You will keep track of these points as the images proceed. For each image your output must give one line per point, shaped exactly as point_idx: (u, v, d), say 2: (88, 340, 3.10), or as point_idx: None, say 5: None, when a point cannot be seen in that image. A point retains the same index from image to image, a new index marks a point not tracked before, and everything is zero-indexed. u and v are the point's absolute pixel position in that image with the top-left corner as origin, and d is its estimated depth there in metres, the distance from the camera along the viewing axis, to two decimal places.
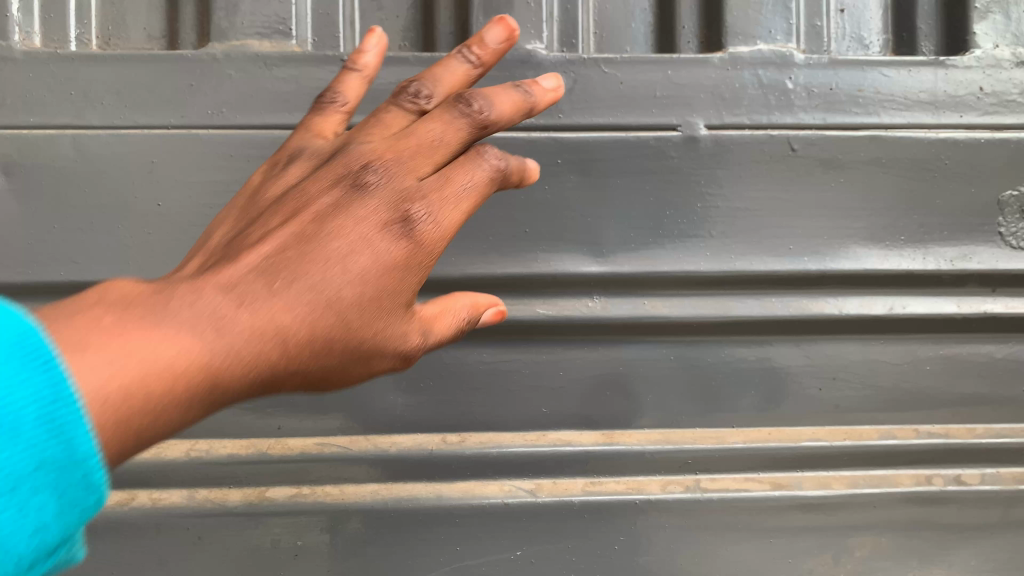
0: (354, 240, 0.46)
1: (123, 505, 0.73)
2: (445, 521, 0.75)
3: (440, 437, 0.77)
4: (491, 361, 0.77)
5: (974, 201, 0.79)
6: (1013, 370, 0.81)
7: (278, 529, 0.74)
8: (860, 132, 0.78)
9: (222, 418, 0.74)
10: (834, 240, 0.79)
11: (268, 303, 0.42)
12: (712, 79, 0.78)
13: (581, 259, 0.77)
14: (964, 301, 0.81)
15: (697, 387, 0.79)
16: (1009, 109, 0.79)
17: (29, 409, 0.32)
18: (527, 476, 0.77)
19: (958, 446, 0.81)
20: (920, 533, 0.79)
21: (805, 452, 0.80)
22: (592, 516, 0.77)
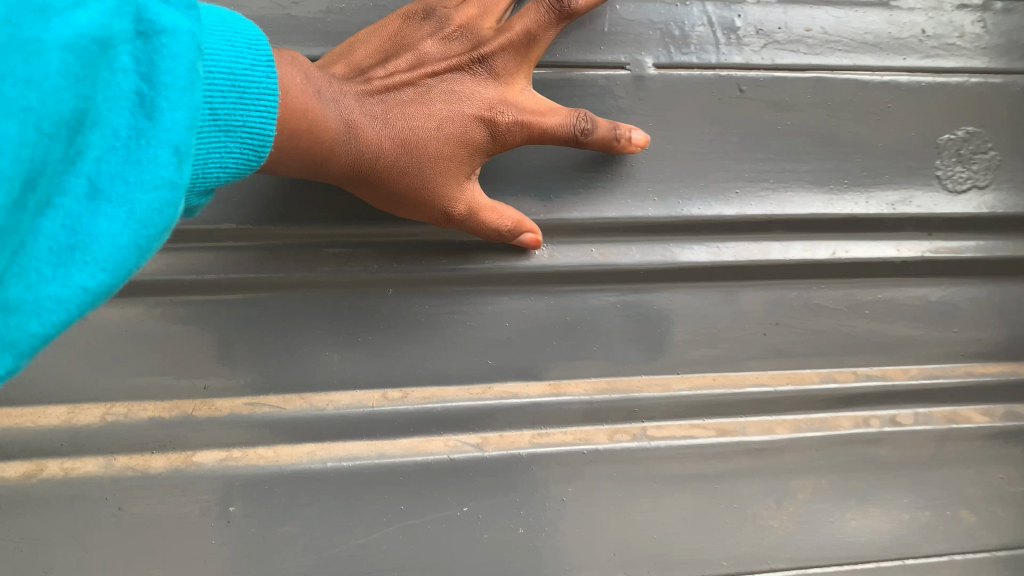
0: (455, 116, 0.61)
1: (32, 477, 0.66)
2: (387, 479, 0.71)
3: (379, 393, 0.72)
4: (433, 312, 0.73)
5: (915, 143, 0.80)
6: (945, 313, 0.83)
7: (207, 496, 0.68)
8: (806, 74, 0.77)
9: (142, 377, 0.69)
10: (779, 184, 0.78)
11: (382, 128, 0.60)
12: (661, 16, 0.75)
13: (527, 204, 0.74)
14: (902, 245, 0.82)
15: (643, 335, 0.77)
16: (948, 52, 0.79)
17: (268, 93, 0.49)
18: (473, 431, 0.74)
19: (894, 388, 0.82)
20: (857, 474, 0.81)
21: (749, 397, 0.80)
22: (541, 469, 0.74)
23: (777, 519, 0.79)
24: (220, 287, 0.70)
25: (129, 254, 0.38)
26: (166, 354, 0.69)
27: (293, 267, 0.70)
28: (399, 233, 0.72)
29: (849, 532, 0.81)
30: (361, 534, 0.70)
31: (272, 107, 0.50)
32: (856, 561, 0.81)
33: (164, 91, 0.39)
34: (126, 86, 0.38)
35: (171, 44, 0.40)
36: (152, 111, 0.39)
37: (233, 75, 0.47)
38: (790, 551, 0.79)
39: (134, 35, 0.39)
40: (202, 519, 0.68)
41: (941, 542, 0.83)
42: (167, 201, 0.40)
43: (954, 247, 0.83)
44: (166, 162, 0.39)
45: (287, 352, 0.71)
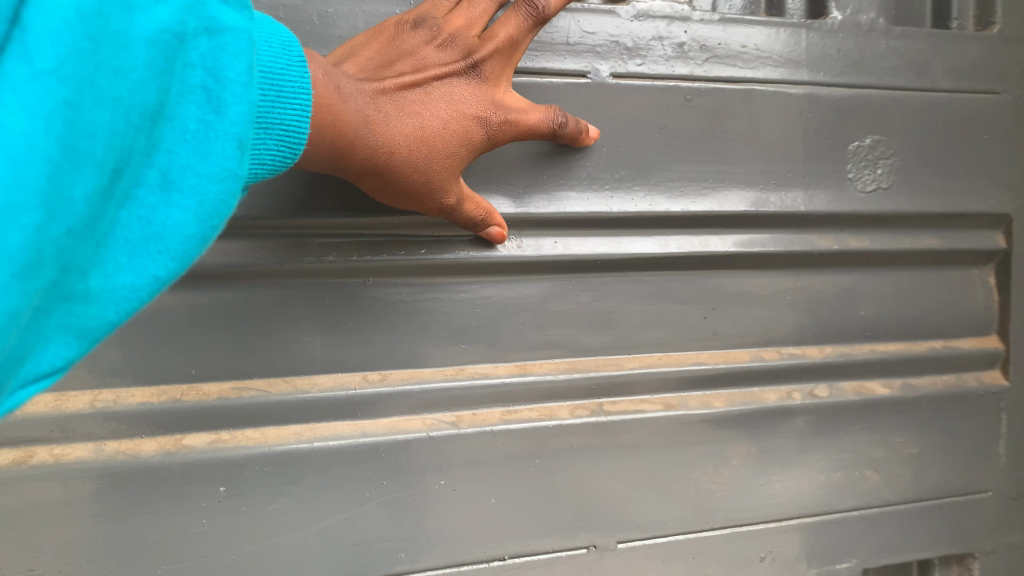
0: (457, 115, 0.67)
1: (21, 464, 0.67)
2: (371, 456, 0.75)
3: (360, 376, 0.77)
4: (411, 299, 0.78)
5: (829, 149, 0.91)
6: (851, 298, 0.95)
7: (198, 477, 0.70)
8: (741, 86, 0.87)
9: (130, 363, 0.70)
10: (719, 183, 0.87)
11: (396, 124, 0.64)
12: (618, 29, 0.82)
13: (499, 199, 0.80)
14: (819, 238, 0.93)
15: (600, 320, 0.85)
16: (855, 71, 0.92)
17: (301, 94, 0.53)
18: (448, 410, 0.79)
19: (813, 364, 0.93)
20: (781, 440, 0.92)
21: (691, 374, 0.88)
22: (512, 443, 0.80)
23: (716, 482, 0.89)
24: (207, 276, 0.72)
25: (195, 244, 0.39)
26: (154, 342, 0.71)
27: (279, 256, 0.73)
28: (381, 224, 0.76)
29: (774, 491, 0.92)
30: (346, 509, 0.74)
31: (306, 106, 0.53)
32: (778, 517, 0.92)
33: (228, 88, 0.41)
34: (193, 82, 0.39)
35: (232, 43, 0.41)
36: (218, 106, 0.40)
37: (273, 75, 0.51)
38: (725, 510, 0.90)
39: (201, 33, 0.40)
40: (193, 499, 0.70)
41: (847, 497, 0.95)
42: (231, 193, 0.41)
43: (861, 241, 0.95)
44: (232, 155, 0.40)
45: (272, 337, 0.74)
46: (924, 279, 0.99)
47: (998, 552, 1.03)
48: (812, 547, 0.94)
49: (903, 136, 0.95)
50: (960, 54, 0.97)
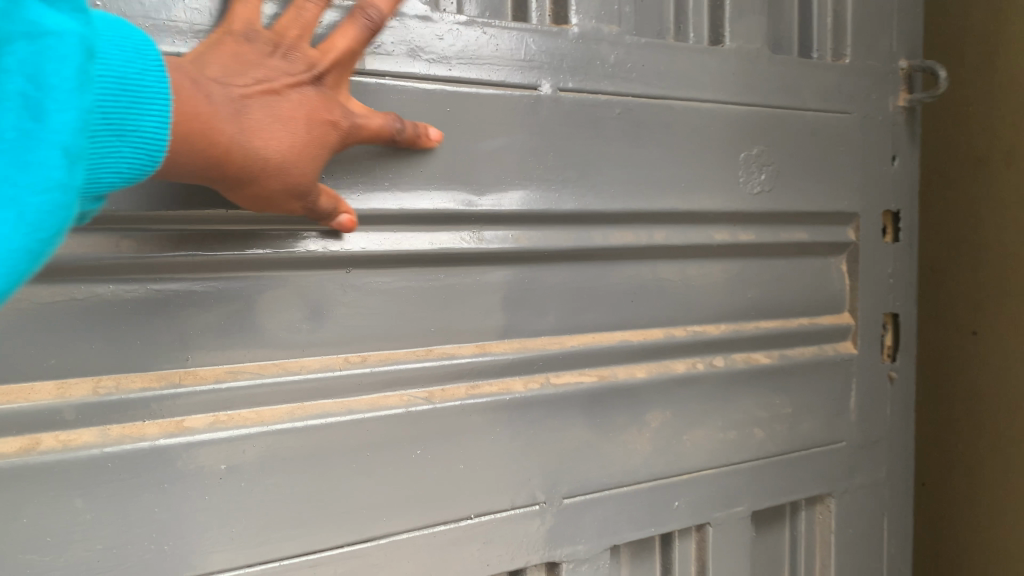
0: (316, 120, 0.71)
1: (29, 452, 0.68)
2: (358, 431, 0.82)
3: (342, 358, 0.84)
4: (387, 288, 0.86)
5: (727, 157, 1.08)
6: (738, 282, 1.13)
7: (199, 457, 0.74)
8: (660, 101, 1.01)
9: (130, 350, 0.73)
10: (643, 184, 1.01)
11: (264, 129, 0.67)
12: (563, 49, 0.94)
13: (465, 197, 0.88)
14: (716, 232, 1.10)
15: (546, 303, 0.96)
16: (745, 91, 1.09)
17: (159, 102, 0.60)
18: (420, 386, 0.88)
19: (711, 338, 1.10)
20: (689, 404, 1.08)
21: (620, 350, 1.02)
22: (477, 415, 0.90)
23: (639, 442, 1.03)
24: (202, 265, 0.75)
25: (23, 256, 0.47)
26: (152, 330, 0.74)
27: (271, 247, 0.78)
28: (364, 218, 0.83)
29: (684, 448, 1.08)
30: (333, 480, 0.81)
31: (163, 112, 0.61)
32: (687, 470, 1.08)
33: (50, 96, 0.47)
34: (13, 91, 0.46)
35: (55, 52, 0.48)
36: (38, 114, 0.47)
37: (126, 82, 0.58)
38: (648, 466, 1.04)
39: (22, 44, 0.47)
40: (196, 478, 0.74)
41: (739, 452, 1.13)
42: (55, 201, 0.48)
43: (747, 234, 1.13)
44: (56, 164, 0.47)
45: (264, 323, 0.79)
46: (792, 266, 1.19)
47: (850, 491, 1.26)
48: (712, 494, 1.11)
49: (780, 146, 1.14)
50: (823, 80, 1.17)
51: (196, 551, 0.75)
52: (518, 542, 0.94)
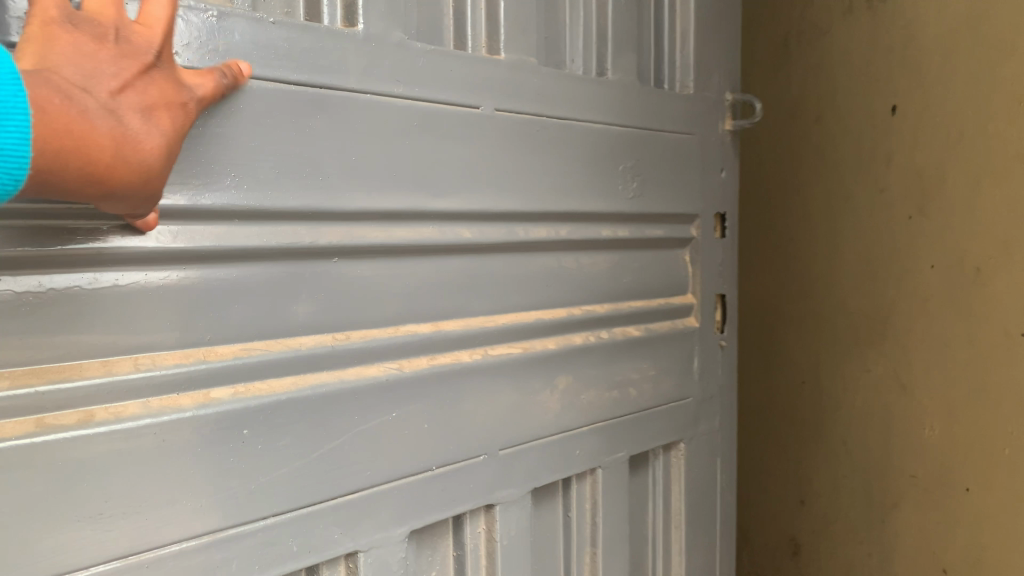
0: (172, 107, 0.74)
1: (86, 423, 0.76)
2: (348, 397, 0.97)
3: (331, 336, 0.97)
4: (365, 275, 1.00)
5: (612, 167, 1.33)
6: (617, 269, 1.39)
7: (227, 424, 0.86)
8: (567, 121, 1.24)
9: (163, 331, 0.83)
10: (553, 189, 1.23)
11: (138, 129, 0.70)
12: (498, 75, 1.13)
13: (428, 197, 1.04)
14: (604, 228, 1.34)
15: (483, 287, 1.15)
16: (623, 114, 1.35)
17: (18, 117, 0.60)
18: (392, 359, 1.03)
19: (601, 315, 1.35)
20: (587, 369, 1.31)
21: (538, 325, 1.23)
22: (437, 381, 1.07)
23: (551, 402, 1.25)
24: (221, 256, 0.86)
25: None
26: (182, 313, 0.84)
27: (276, 239, 0.90)
28: (351, 215, 0.97)
29: (584, 406, 1.31)
30: (328, 440, 0.95)
31: (24, 128, 0.60)
32: (586, 423, 1.32)
33: None
34: None
35: None
36: None
37: None
38: (558, 423, 1.26)
39: None
40: (222, 443, 0.86)
41: (620, 409, 1.39)
42: None
43: (625, 231, 1.38)
44: None
45: (273, 306, 0.91)
46: (654, 257, 1.47)
47: (696, 438, 1.57)
48: (602, 445, 1.35)
49: (646, 160, 1.40)
50: (675, 107, 1.46)
51: (219, 504, 0.86)
52: (465, 489, 1.11)
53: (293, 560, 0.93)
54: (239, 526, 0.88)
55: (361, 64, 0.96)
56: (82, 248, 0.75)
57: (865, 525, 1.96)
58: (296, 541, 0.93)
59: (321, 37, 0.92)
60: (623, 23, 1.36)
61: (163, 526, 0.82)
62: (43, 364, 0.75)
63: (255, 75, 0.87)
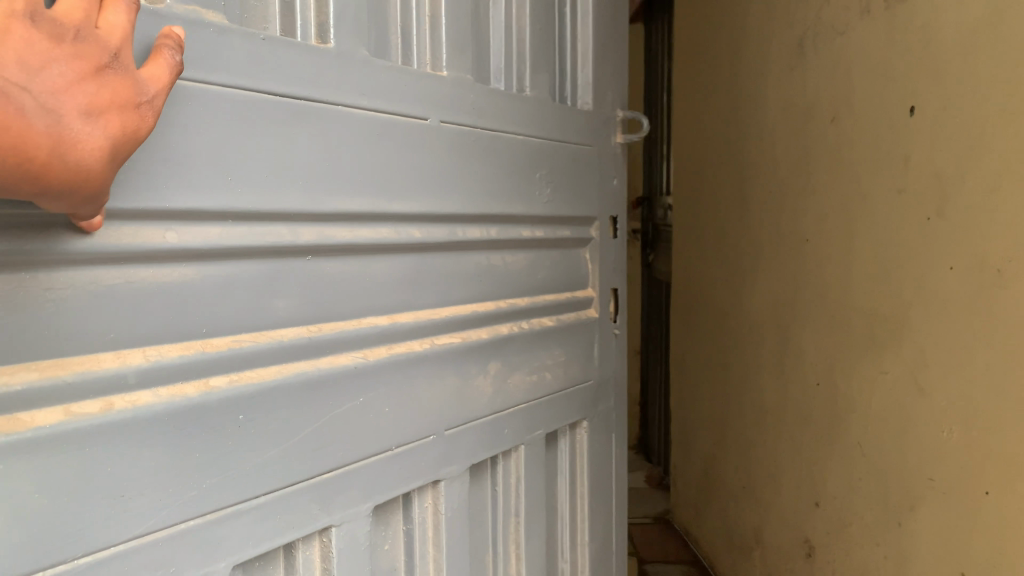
0: (120, 108, 0.74)
1: (107, 412, 0.80)
2: (323, 384, 1.04)
3: (307, 328, 1.04)
4: (334, 271, 1.08)
5: (529, 175, 1.48)
6: (534, 264, 1.54)
7: (226, 409, 0.91)
8: (495, 133, 1.38)
9: (167, 325, 0.87)
10: (485, 193, 1.36)
11: (82, 129, 0.69)
12: (443, 90, 1.25)
13: (387, 199, 1.14)
14: (523, 229, 1.49)
15: (430, 282, 1.26)
16: (539, 127, 1.50)
17: None
18: (357, 348, 1.11)
19: (522, 307, 1.49)
20: (511, 354, 1.45)
21: (474, 316, 1.35)
22: (394, 368, 1.17)
23: (485, 385, 1.38)
24: (216, 253, 0.91)
25: None
26: (183, 308, 0.88)
27: (263, 237, 0.96)
28: (326, 215, 1.05)
29: (509, 389, 1.45)
30: (310, 423, 1.02)
31: None
32: (511, 405, 1.46)
33: None
34: None
35: None
36: None
37: None
38: (490, 405, 1.39)
39: None
40: (223, 427, 0.91)
41: (538, 392, 1.54)
42: None
43: (540, 232, 1.54)
44: None
45: (261, 300, 0.97)
46: (562, 255, 1.63)
47: (596, 417, 1.75)
48: (524, 424, 1.50)
49: (556, 168, 1.56)
50: (580, 121, 1.64)
51: (220, 486, 0.91)
52: (417, 466, 1.22)
53: (278, 536, 1.00)
54: (237, 506, 0.93)
55: (334, 79, 1.04)
56: (98, 244, 0.79)
57: (881, 527, 1.90)
58: (283, 518, 1.00)
59: (300, 52, 0.99)
60: (536, 46, 1.52)
61: (175, 507, 0.87)
62: (65, 356, 0.78)
63: (247, 85, 0.93)
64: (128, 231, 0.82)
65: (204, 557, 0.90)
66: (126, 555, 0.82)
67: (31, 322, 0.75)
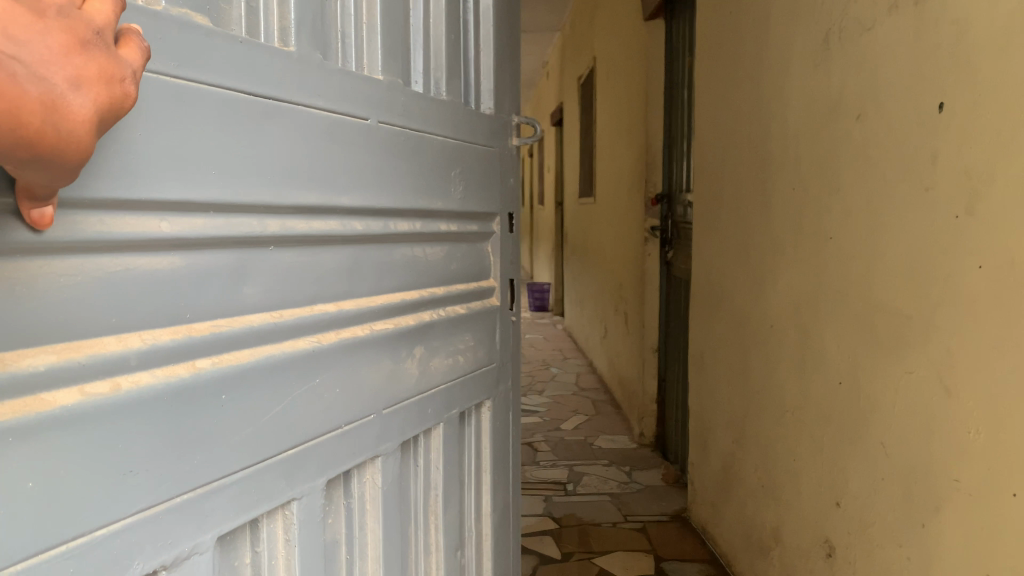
0: (111, 80, 0.63)
1: (116, 392, 0.80)
2: (286, 367, 1.06)
3: (269, 313, 1.04)
4: (291, 262, 1.09)
5: (448, 171, 1.50)
6: (450, 255, 1.56)
7: (212, 389, 0.92)
8: (427, 137, 1.41)
9: (156, 309, 0.86)
10: (418, 190, 1.39)
11: (74, 99, 0.59)
12: (385, 92, 1.26)
13: (339, 192, 1.16)
14: (445, 223, 1.52)
15: (369, 271, 1.28)
16: (459, 129, 1.53)
17: None
18: (312, 332, 1.12)
19: (440, 295, 1.51)
20: (430, 334, 1.47)
21: (402, 303, 1.37)
22: (342, 351, 1.18)
23: (411, 366, 1.40)
24: (198, 243, 0.92)
25: None
26: (169, 294, 0.88)
27: (236, 228, 0.97)
28: (287, 210, 1.06)
29: (430, 370, 1.47)
30: (277, 403, 1.04)
31: None
32: (432, 387, 1.48)
33: None
34: None
35: None
36: None
37: None
38: (416, 386, 1.41)
39: None
40: (209, 407, 0.92)
41: (453, 374, 1.57)
42: None
43: (453, 226, 1.55)
44: None
45: (232, 286, 0.97)
46: (470, 249, 1.65)
47: (496, 398, 1.80)
48: (444, 404, 1.53)
49: (467, 167, 1.59)
50: (487, 124, 1.67)
51: (208, 463, 0.92)
52: (360, 444, 1.24)
53: (253, 508, 1.01)
54: (221, 479, 0.95)
55: (295, 79, 1.05)
56: (94, 233, 0.78)
57: (902, 526, 1.62)
58: (256, 491, 1.01)
59: (271, 53, 1.00)
60: (451, 54, 1.55)
61: (172, 481, 0.88)
62: (77, 338, 0.77)
63: (228, 85, 0.93)
64: (119, 213, 0.81)
65: (197, 525, 0.92)
66: (131, 528, 0.83)
67: (37, 306, 0.74)
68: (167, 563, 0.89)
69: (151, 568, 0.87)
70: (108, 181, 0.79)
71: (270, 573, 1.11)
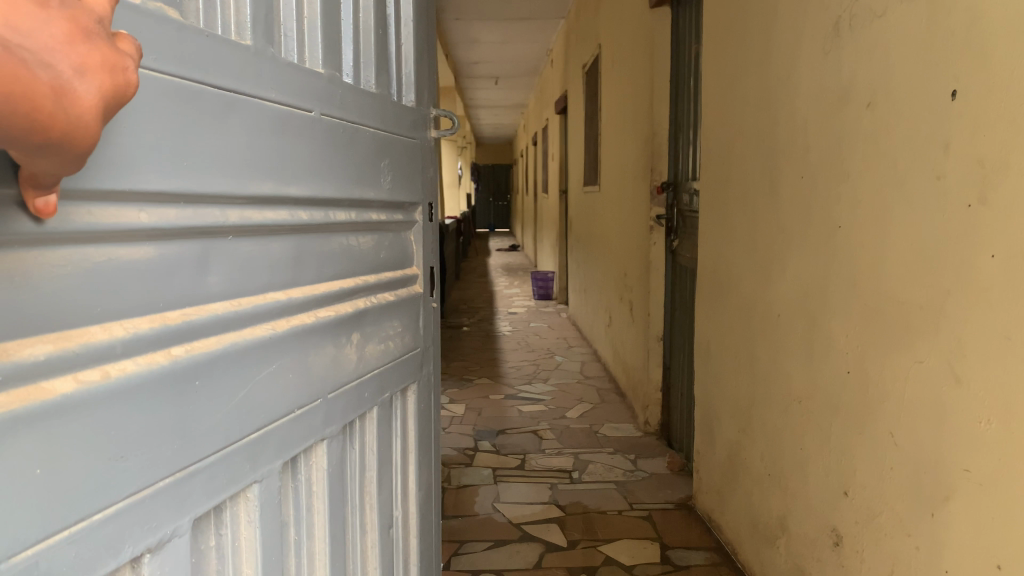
0: (115, 68, 0.63)
1: (105, 380, 0.80)
2: (249, 354, 1.05)
3: (232, 302, 1.04)
4: (248, 251, 1.08)
5: (378, 160, 1.48)
6: (380, 243, 1.54)
7: (186, 376, 0.92)
8: (362, 129, 1.40)
9: (136, 298, 0.86)
10: (352, 180, 1.38)
11: (79, 85, 0.58)
12: (326, 84, 1.25)
13: (287, 182, 1.15)
14: (375, 211, 1.50)
15: (312, 259, 1.26)
16: (387, 121, 1.51)
17: None
18: (267, 320, 1.12)
19: (372, 281, 1.49)
20: (364, 318, 1.45)
21: (341, 291, 1.35)
22: (292, 337, 1.17)
23: (348, 351, 1.38)
24: (170, 233, 0.91)
25: None
26: (145, 282, 0.88)
27: (201, 218, 0.97)
28: (245, 200, 1.05)
29: (365, 355, 1.46)
30: (241, 388, 1.03)
31: None
32: (365, 372, 1.46)
33: None
34: None
35: None
36: None
37: None
38: (354, 371, 1.41)
39: None
40: (184, 393, 0.92)
41: (385, 359, 1.55)
42: None
43: (382, 214, 1.53)
44: None
45: (198, 273, 0.97)
46: (395, 238, 1.62)
47: (420, 380, 1.78)
48: (377, 388, 1.52)
49: (395, 158, 1.57)
50: (410, 116, 1.64)
51: (183, 447, 0.92)
52: (309, 428, 1.24)
53: (221, 492, 1.01)
54: (195, 463, 0.95)
55: (253, 71, 1.04)
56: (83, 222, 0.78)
57: (911, 515, 1.63)
58: (225, 475, 1.02)
59: (232, 47, 1.00)
60: (379, 47, 1.52)
61: (155, 466, 0.87)
62: (68, 328, 0.77)
63: (199, 79, 0.93)
64: (101, 200, 0.81)
65: (177, 508, 0.92)
66: (123, 512, 0.83)
67: (33, 294, 0.73)
68: (151, 546, 0.89)
69: (140, 551, 0.87)
70: (91, 169, 0.78)
71: (233, 554, 1.11)
